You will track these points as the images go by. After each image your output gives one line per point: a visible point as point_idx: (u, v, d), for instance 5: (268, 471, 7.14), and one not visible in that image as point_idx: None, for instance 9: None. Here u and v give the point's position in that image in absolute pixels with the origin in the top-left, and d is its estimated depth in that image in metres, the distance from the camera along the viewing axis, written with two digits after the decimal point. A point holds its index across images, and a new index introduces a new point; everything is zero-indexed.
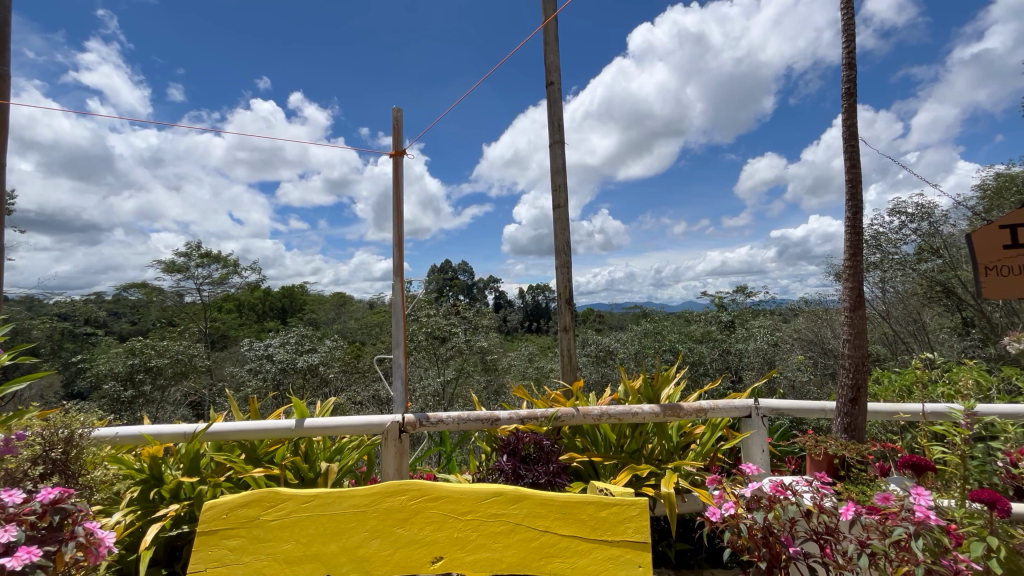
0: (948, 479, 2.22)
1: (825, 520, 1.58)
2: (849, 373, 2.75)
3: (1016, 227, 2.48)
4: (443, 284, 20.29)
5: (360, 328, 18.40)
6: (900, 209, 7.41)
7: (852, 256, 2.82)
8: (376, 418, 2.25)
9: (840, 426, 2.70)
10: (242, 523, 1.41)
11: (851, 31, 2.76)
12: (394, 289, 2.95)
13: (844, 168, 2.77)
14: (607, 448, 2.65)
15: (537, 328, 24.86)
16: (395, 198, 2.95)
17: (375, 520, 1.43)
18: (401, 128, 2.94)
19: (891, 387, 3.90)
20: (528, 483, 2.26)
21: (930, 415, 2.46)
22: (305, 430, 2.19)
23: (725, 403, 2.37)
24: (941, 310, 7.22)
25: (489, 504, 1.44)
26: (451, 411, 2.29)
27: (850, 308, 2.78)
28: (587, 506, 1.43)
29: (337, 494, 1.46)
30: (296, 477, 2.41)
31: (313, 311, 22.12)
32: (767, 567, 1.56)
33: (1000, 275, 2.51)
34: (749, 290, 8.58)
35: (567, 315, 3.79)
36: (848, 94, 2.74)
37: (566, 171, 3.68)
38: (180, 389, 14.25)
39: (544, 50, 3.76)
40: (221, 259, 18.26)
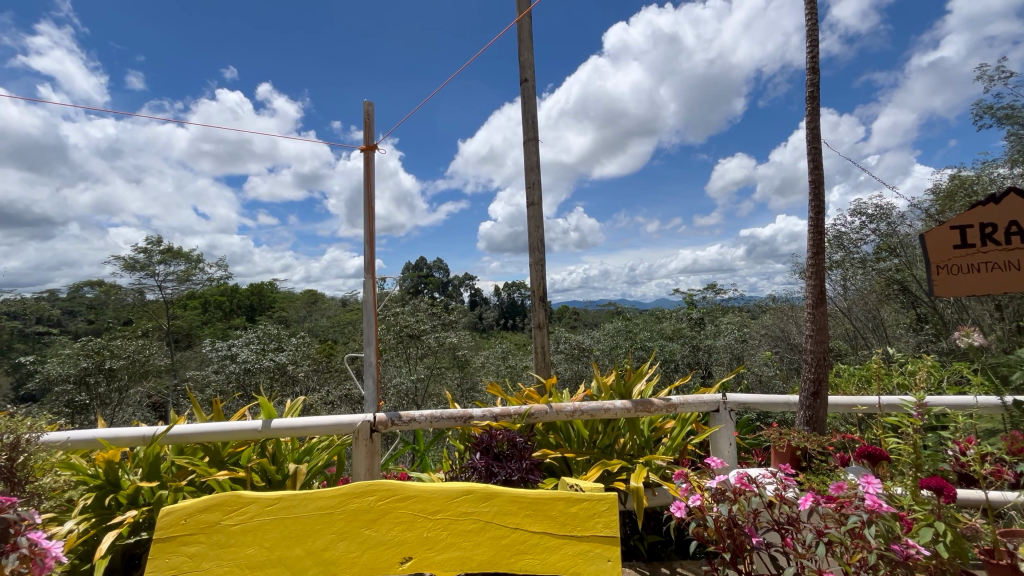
0: (901, 468, 2.32)
1: (786, 510, 1.62)
2: (812, 368, 2.85)
3: (964, 228, 2.62)
4: (417, 282, 20.08)
5: (331, 326, 18.04)
6: (860, 210, 7.70)
7: (815, 255, 2.92)
8: (346, 418, 2.20)
9: (803, 419, 2.80)
10: (202, 528, 1.36)
11: (815, 36, 2.85)
12: (366, 287, 2.90)
13: (808, 170, 2.86)
14: (580, 444, 2.67)
15: (512, 326, 24.86)
16: (366, 192, 2.90)
17: (341, 522, 1.41)
18: (372, 123, 2.89)
19: (852, 379, 4.08)
20: (501, 480, 2.26)
21: (886, 407, 2.55)
22: (272, 430, 2.13)
23: (694, 398, 2.41)
24: (898, 307, 7.53)
25: (459, 503, 1.44)
26: (424, 410, 2.27)
27: (813, 305, 2.89)
28: (557, 502, 1.44)
29: (303, 496, 1.43)
30: (262, 480, 2.35)
31: (282, 309, 21.55)
32: (732, 559, 1.60)
33: (949, 273, 2.64)
34: (718, 287, 8.78)
35: (541, 312, 3.81)
36: (812, 97, 2.83)
37: (539, 169, 3.69)
38: (140, 390, 13.70)
39: (518, 47, 3.75)
40: (184, 256, 17.63)
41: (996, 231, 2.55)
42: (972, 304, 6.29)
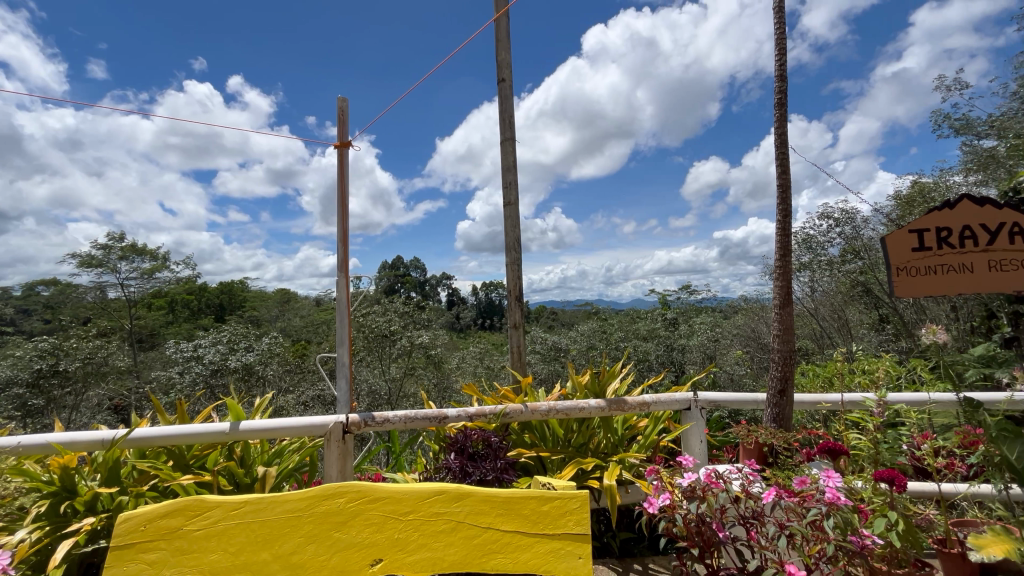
0: (861, 462, 2.42)
1: (752, 505, 1.67)
2: (778, 366, 2.93)
3: (921, 232, 2.74)
4: (393, 281, 19.86)
5: (304, 326, 17.66)
6: (827, 214, 7.98)
7: (783, 258, 3.01)
8: (318, 419, 2.15)
9: (770, 416, 2.88)
10: (164, 534, 1.32)
11: (783, 45, 2.94)
12: (339, 285, 2.85)
13: (776, 174, 2.95)
14: (555, 443, 2.69)
15: (490, 326, 24.79)
16: (339, 189, 2.85)
17: (310, 525, 1.38)
18: (346, 119, 2.84)
19: (817, 379, 4.23)
20: (475, 480, 2.26)
21: (848, 404, 2.65)
22: (240, 432, 2.07)
23: (667, 397, 2.45)
24: (862, 308, 7.76)
25: (432, 503, 1.43)
26: (398, 410, 2.25)
27: (780, 306, 2.98)
28: (530, 501, 1.44)
29: (270, 500, 1.40)
30: (230, 483, 2.29)
31: (253, 308, 20.98)
32: (699, 553, 1.64)
33: (909, 275, 2.75)
34: (692, 288, 8.93)
35: (517, 311, 3.81)
36: (780, 104, 2.92)
37: (516, 169, 3.69)
38: (99, 392, 13.16)
39: (495, 46, 3.75)
40: (149, 252, 17.01)
41: (951, 235, 2.69)
42: (929, 305, 6.57)
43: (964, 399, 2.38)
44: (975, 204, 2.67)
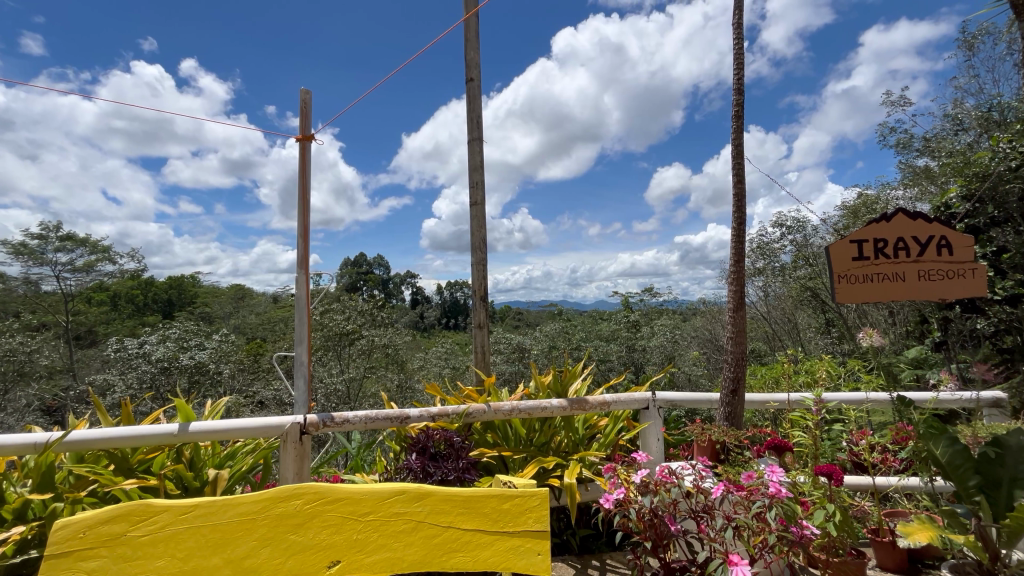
0: (804, 458, 2.58)
1: (701, 500, 1.75)
2: (731, 367, 3.07)
3: (861, 242, 2.91)
4: (356, 280, 19.44)
5: (260, 323, 17.01)
6: (780, 222, 8.38)
7: (737, 263, 3.15)
8: (274, 419, 2.10)
9: (723, 414, 3.00)
10: (106, 541, 1.25)
11: (741, 61, 3.08)
12: (299, 283, 2.78)
13: (732, 183, 3.08)
14: (517, 443, 2.72)
15: (454, 326, 24.57)
16: (300, 183, 2.77)
17: (265, 528, 1.35)
18: (309, 111, 2.77)
19: (767, 378, 4.46)
20: (436, 481, 2.25)
21: (793, 403, 2.80)
22: (189, 435, 1.98)
23: (626, 396, 2.52)
24: (811, 312, 8.11)
25: (392, 503, 1.41)
26: (358, 411, 2.21)
27: (734, 309, 3.14)
28: (491, 499, 1.44)
29: (222, 502, 1.34)
30: (178, 487, 2.19)
31: (204, 303, 20.02)
32: (652, 546, 1.73)
33: (849, 282, 2.92)
34: (653, 290, 9.18)
35: (482, 311, 3.82)
36: (737, 116, 3.06)
37: (483, 169, 3.70)
38: (29, 393, 12.23)
39: (464, 46, 3.74)
40: (89, 244, 15.97)
41: (886, 246, 2.89)
42: (870, 309, 7.00)
43: (897, 399, 2.55)
44: (908, 218, 2.88)
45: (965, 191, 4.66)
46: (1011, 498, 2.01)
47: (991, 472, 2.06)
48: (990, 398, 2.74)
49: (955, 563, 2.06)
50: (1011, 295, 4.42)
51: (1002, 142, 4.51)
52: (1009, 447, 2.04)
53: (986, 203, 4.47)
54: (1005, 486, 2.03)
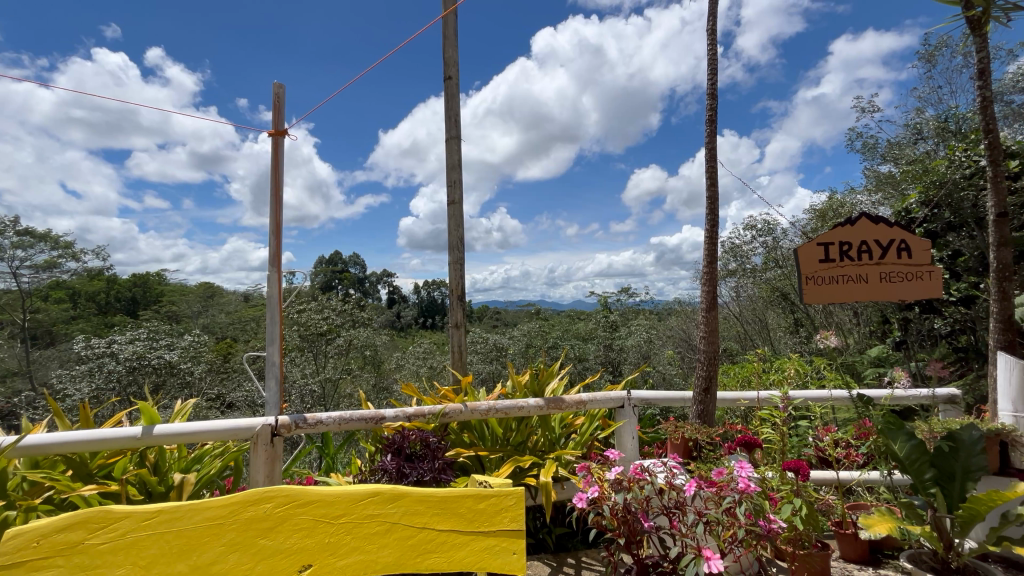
0: (772, 454, 2.67)
1: (674, 496, 1.77)
2: (703, 366, 3.13)
3: (827, 245, 3.01)
4: (331, 279, 19.15)
5: (230, 322, 16.53)
6: (751, 224, 8.60)
7: (710, 264, 3.22)
8: (244, 421, 2.04)
9: (695, 413, 3.06)
10: (61, 550, 1.19)
11: (714, 66, 3.16)
12: (271, 281, 2.71)
13: (706, 186, 3.15)
14: (494, 442, 2.72)
15: (431, 325, 24.30)
16: (273, 178, 2.71)
17: (233, 533, 1.31)
18: (282, 106, 2.71)
19: (739, 377, 4.57)
20: (412, 481, 2.22)
21: (763, 401, 2.88)
22: (154, 437, 1.90)
23: (602, 395, 2.54)
24: (780, 312, 8.34)
25: (365, 505, 1.38)
26: (332, 411, 2.18)
27: (706, 309, 3.22)
28: (466, 499, 1.43)
29: (188, 507, 1.30)
30: (141, 492, 2.12)
31: (170, 301, 19.33)
32: (625, 541, 1.76)
33: (816, 283, 3.01)
34: (630, 291, 9.30)
35: (459, 310, 3.80)
36: (711, 121, 3.13)
37: (461, 167, 3.68)
38: None
39: (442, 43, 3.72)
40: (49, 239, 15.29)
41: (851, 248, 3.01)
42: (836, 309, 7.24)
43: (859, 397, 2.66)
44: (870, 223, 3.01)
45: (924, 197, 4.87)
46: (963, 490, 2.11)
47: (946, 465, 2.16)
48: (944, 395, 2.87)
49: (912, 553, 2.16)
50: (965, 296, 4.64)
51: (958, 150, 4.73)
52: (962, 441, 2.15)
53: (943, 209, 4.69)
54: (957, 478, 2.13)
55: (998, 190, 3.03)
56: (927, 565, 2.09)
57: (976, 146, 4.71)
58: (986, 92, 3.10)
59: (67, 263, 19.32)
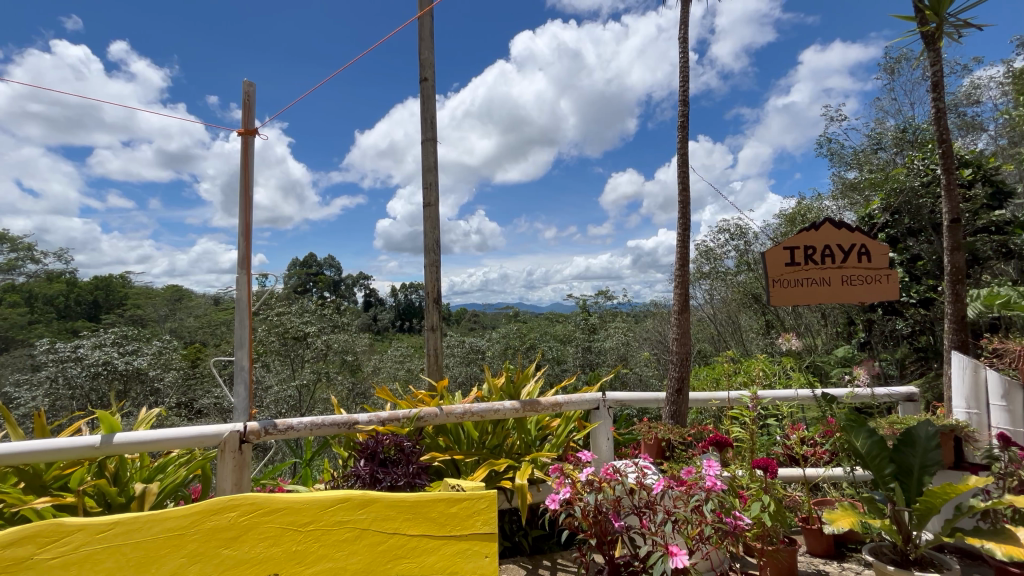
0: (742, 453, 2.74)
1: (644, 496, 1.81)
2: (676, 366, 3.19)
3: (793, 249, 3.11)
4: (305, 281, 18.78)
5: (199, 326, 15.99)
6: (724, 229, 8.80)
7: (682, 268, 3.29)
8: (210, 428, 1.98)
9: (668, 413, 3.11)
10: (9, 566, 1.14)
11: (686, 74, 3.23)
12: (240, 283, 2.65)
13: (678, 191, 3.22)
14: (469, 445, 2.71)
15: (409, 328, 24.00)
16: (242, 178, 2.65)
17: (195, 543, 1.26)
18: (253, 104, 2.65)
19: (711, 378, 4.67)
20: (386, 487, 2.18)
21: (732, 401, 2.94)
22: (113, 446, 1.83)
23: (578, 397, 2.56)
24: (751, 314, 8.55)
25: (334, 512, 1.36)
26: (304, 416, 2.14)
27: (679, 311, 3.29)
28: (438, 504, 1.43)
29: (147, 518, 1.25)
30: (100, 504, 2.03)
31: (136, 305, 18.59)
32: (596, 542, 1.78)
33: (783, 286, 3.10)
34: (607, 294, 9.40)
35: (435, 314, 3.78)
36: (683, 127, 3.20)
37: (437, 170, 3.67)
38: None
39: (418, 45, 3.70)
40: (7, 239, 14.56)
41: (815, 252, 3.11)
42: (804, 310, 7.46)
43: (823, 396, 2.75)
44: (834, 228, 3.13)
45: (885, 203, 5.08)
46: (920, 484, 2.20)
47: (904, 460, 2.25)
48: (902, 393, 2.99)
49: (874, 546, 2.23)
50: (925, 299, 4.85)
51: (916, 159, 4.96)
52: (918, 437, 2.25)
53: (903, 215, 4.92)
54: (915, 472, 2.23)
55: (952, 197, 3.18)
56: (888, 557, 2.15)
57: (933, 155, 4.95)
58: (940, 104, 3.25)
59: (24, 264, 18.40)
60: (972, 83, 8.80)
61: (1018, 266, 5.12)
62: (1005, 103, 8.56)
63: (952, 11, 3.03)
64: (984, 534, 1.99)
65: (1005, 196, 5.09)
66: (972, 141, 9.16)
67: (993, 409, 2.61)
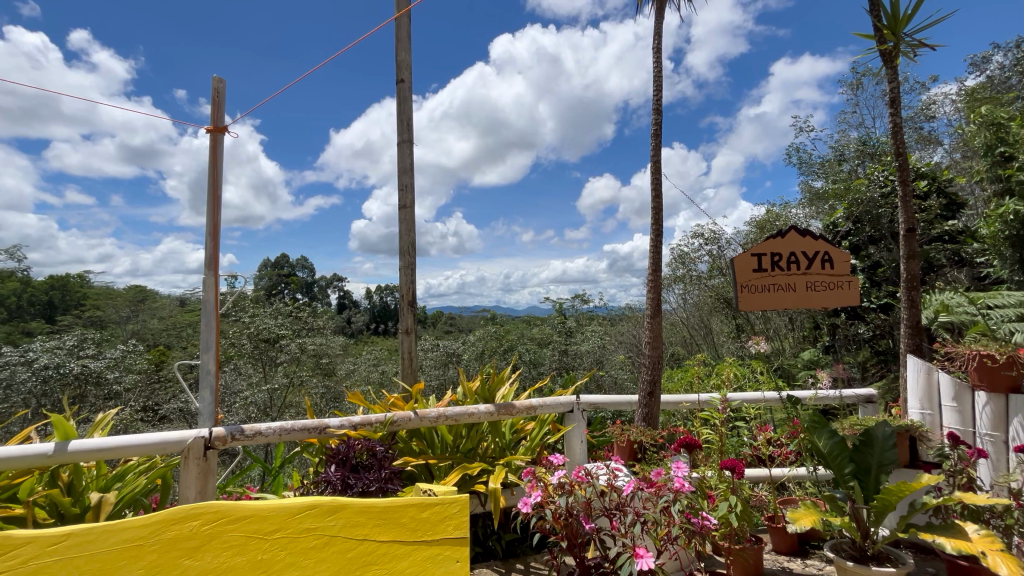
0: (711, 454, 2.81)
1: (615, 498, 1.83)
2: (649, 370, 3.23)
3: (760, 256, 3.22)
4: (276, 282, 18.30)
5: (163, 328, 15.41)
6: (697, 234, 8.98)
7: (654, 273, 3.36)
8: (174, 435, 1.92)
9: (640, 415, 3.16)
10: None
11: (659, 84, 3.31)
12: (207, 285, 2.57)
13: (652, 197, 3.29)
14: (443, 450, 2.69)
15: (384, 331, 23.64)
16: (209, 177, 2.57)
17: (154, 554, 1.22)
18: (222, 101, 2.59)
19: (684, 381, 4.76)
20: (357, 492, 2.13)
21: (703, 404, 3.01)
22: (68, 455, 1.75)
23: (552, 400, 2.57)
24: (723, 318, 8.76)
25: (302, 518, 1.34)
26: (273, 422, 2.09)
27: (652, 315, 3.35)
28: (409, 509, 1.42)
29: (102, 529, 1.20)
30: (52, 515, 1.93)
31: (94, 306, 17.76)
32: (567, 544, 1.80)
33: (750, 291, 3.21)
34: (584, 297, 9.48)
35: (410, 316, 3.75)
36: (656, 135, 3.27)
37: (413, 171, 3.64)
38: None
39: (395, 45, 3.68)
40: None
41: (781, 259, 3.22)
42: (773, 315, 7.70)
43: (788, 398, 2.85)
44: (799, 235, 3.24)
45: (848, 212, 5.31)
46: (878, 482, 2.30)
47: (863, 460, 2.35)
48: (861, 395, 3.12)
49: (835, 542, 2.29)
50: (884, 304, 5.08)
51: (877, 171, 5.20)
52: (876, 437, 2.35)
53: (864, 224, 5.16)
54: (873, 471, 2.32)
55: (908, 207, 3.34)
56: (847, 553, 2.22)
57: (892, 167, 5.19)
58: (897, 119, 3.42)
59: None
60: (928, 99, 9.27)
61: (970, 273, 5.40)
62: (959, 119, 9.04)
63: (908, 31, 3.20)
64: (936, 529, 2.08)
65: (957, 207, 5.38)
66: (928, 154, 9.63)
67: (945, 410, 2.76)
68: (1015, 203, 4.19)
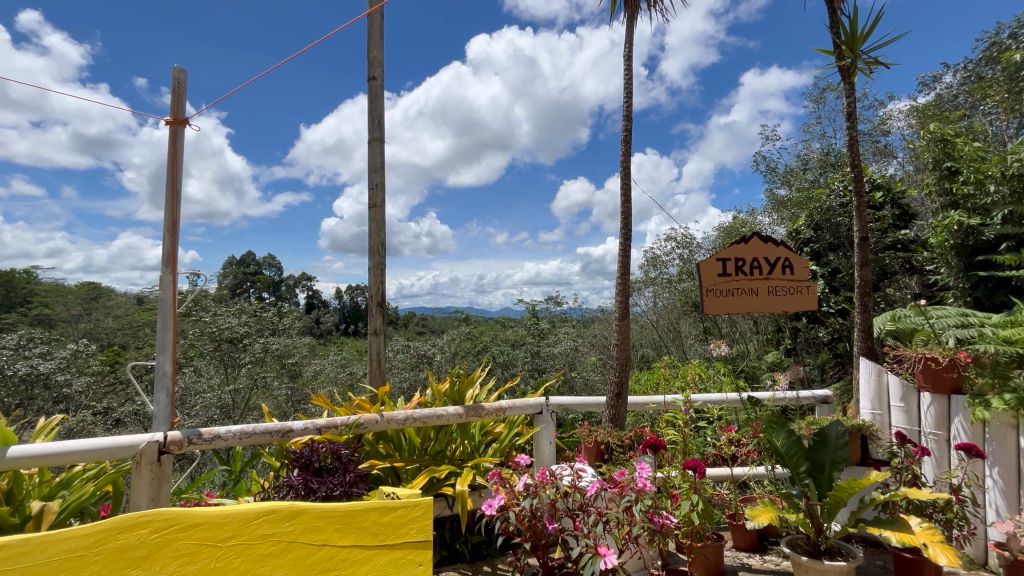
0: (675, 454, 2.87)
1: (578, 499, 1.85)
2: (616, 371, 3.28)
3: (724, 261, 3.32)
4: (241, 280, 17.71)
5: (119, 327, 14.68)
6: (669, 238, 9.18)
7: (623, 276, 3.41)
8: (125, 439, 1.84)
9: (608, 417, 3.21)
10: None
11: (630, 90, 3.39)
12: (164, 283, 2.47)
13: (622, 200, 3.35)
14: (411, 452, 2.65)
15: (354, 331, 23.19)
16: (168, 171, 2.48)
17: (97, 565, 1.16)
18: (183, 92, 2.49)
19: (652, 382, 4.86)
20: (320, 497, 2.09)
21: (668, 405, 3.07)
22: (7, 461, 1.64)
23: (521, 402, 2.58)
24: (692, 321, 8.97)
25: (258, 525, 1.29)
26: (232, 425, 2.02)
27: (620, 317, 3.41)
28: (371, 512, 1.39)
29: (40, 540, 1.13)
30: None
31: (42, 304, 16.73)
32: (531, 546, 1.81)
33: (716, 295, 3.30)
34: (557, 299, 9.56)
35: (379, 318, 3.70)
36: (627, 140, 3.33)
37: (384, 171, 3.60)
38: None
39: (367, 42, 3.62)
40: None
41: (744, 264, 3.33)
42: (738, 318, 7.94)
43: (749, 398, 2.94)
44: (761, 241, 3.37)
45: (810, 220, 5.53)
46: (831, 479, 2.39)
47: (818, 458, 2.44)
48: (817, 396, 3.25)
49: (791, 538, 2.37)
50: (841, 308, 5.31)
51: (836, 181, 5.43)
52: (829, 437, 2.45)
53: (824, 232, 5.41)
54: (826, 469, 2.41)
55: (862, 217, 3.51)
56: (802, 548, 2.31)
57: (849, 178, 5.44)
58: (853, 132, 3.59)
59: None
60: (883, 115, 9.79)
61: (920, 280, 5.71)
62: (911, 134, 9.57)
63: (864, 49, 3.36)
64: (882, 523, 2.18)
65: (909, 218, 5.67)
66: (883, 167, 10.14)
67: (893, 409, 2.90)
68: (960, 215, 4.45)
